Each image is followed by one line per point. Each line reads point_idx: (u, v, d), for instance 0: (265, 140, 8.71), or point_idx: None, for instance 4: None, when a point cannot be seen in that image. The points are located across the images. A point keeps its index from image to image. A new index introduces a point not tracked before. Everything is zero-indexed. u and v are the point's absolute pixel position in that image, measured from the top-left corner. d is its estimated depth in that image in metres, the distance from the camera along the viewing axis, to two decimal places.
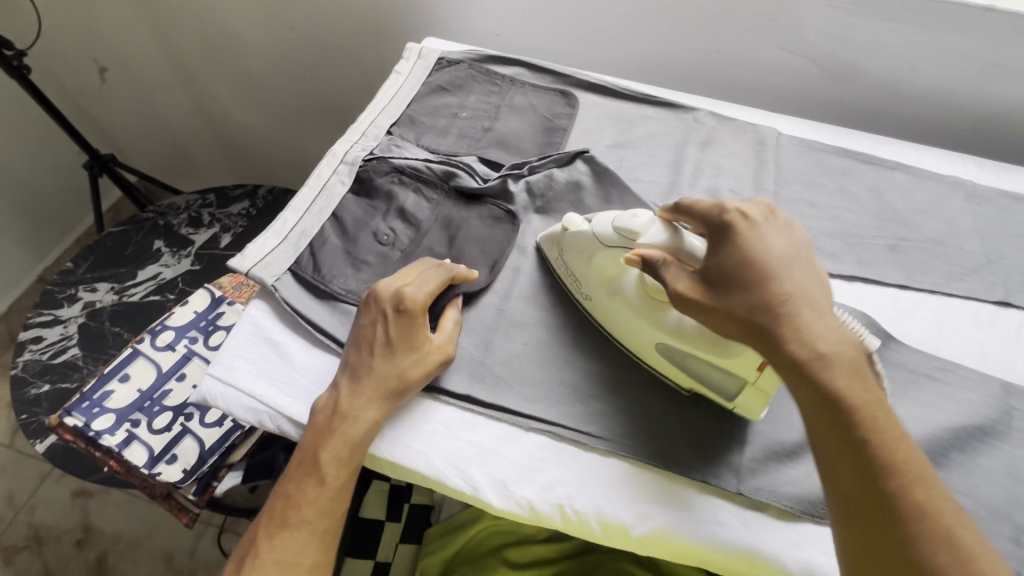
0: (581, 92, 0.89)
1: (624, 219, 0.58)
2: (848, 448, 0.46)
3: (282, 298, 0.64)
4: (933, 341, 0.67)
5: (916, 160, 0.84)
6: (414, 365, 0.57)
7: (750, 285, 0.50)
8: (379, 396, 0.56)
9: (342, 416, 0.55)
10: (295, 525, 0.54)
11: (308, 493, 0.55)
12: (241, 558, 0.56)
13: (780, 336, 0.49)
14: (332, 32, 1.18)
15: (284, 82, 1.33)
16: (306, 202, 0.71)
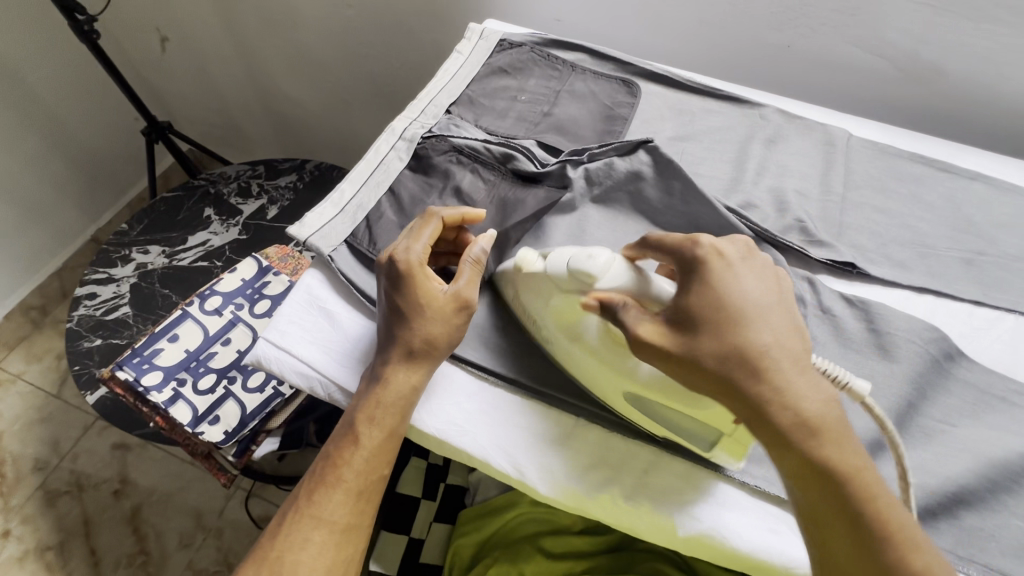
0: (644, 82, 0.87)
1: (579, 259, 0.52)
2: (837, 518, 0.43)
3: (338, 269, 0.64)
4: (1007, 362, 0.63)
5: (997, 171, 0.80)
6: (436, 314, 0.56)
7: (716, 337, 0.46)
8: (408, 359, 0.55)
9: (377, 380, 0.55)
10: (332, 484, 0.54)
11: (345, 453, 0.55)
12: (281, 513, 0.56)
13: (758, 395, 0.45)
14: (390, 12, 1.18)
15: (338, 60, 1.34)
16: (364, 176, 0.72)
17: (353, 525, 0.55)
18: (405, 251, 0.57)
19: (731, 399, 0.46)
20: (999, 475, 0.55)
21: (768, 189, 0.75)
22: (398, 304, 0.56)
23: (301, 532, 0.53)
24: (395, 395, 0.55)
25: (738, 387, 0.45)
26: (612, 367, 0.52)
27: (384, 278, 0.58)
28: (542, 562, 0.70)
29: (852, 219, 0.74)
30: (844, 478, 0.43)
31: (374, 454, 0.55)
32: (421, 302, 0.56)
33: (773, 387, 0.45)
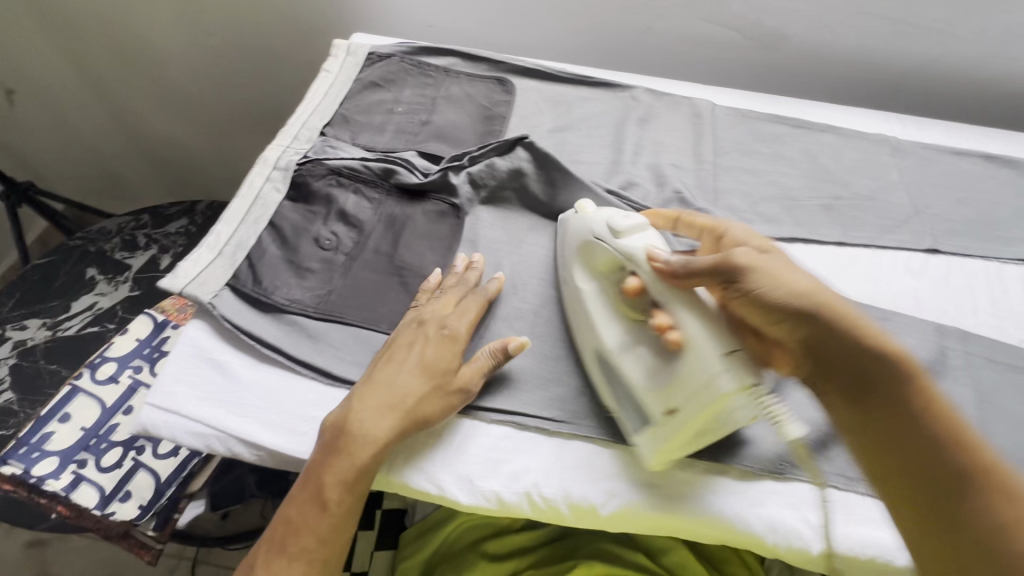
0: (518, 78, 0.89)
1: (617, 217, 0.57)
2: (899, 421, 0.46)
3: (220, 315, 0.60)
4: (872, 292, 0.69)
5: (842, 121, 0.87)
6: (447, 395, 0.55)
7: (778, 271, 0.51)
8: (396, 416, 0.53)
9: (349, 436, 0.52)
10: (292, 549, 0.51)
11: (309, 519, 0.52)
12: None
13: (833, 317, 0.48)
14: (255, 33, 1.14)
15: (209, 89, 1.27)
16: (240, 213, 0.68)
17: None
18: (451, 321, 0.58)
19: (804, 312, 0.49)
20: None
21: (647, 166, 0.79)
22: (428, 371, 0.55)
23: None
24: (369, 454, 0.52)
25: (803, 303, 0.49)
26: (602, 320, 0.57)
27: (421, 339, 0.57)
28: (489, 568, 0.69)
29: (725, 183, 0.78)
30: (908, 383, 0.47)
31: (338, 517, 0.52)
32: (444, 377, 0.55)
33: (834, 304, 0.49)
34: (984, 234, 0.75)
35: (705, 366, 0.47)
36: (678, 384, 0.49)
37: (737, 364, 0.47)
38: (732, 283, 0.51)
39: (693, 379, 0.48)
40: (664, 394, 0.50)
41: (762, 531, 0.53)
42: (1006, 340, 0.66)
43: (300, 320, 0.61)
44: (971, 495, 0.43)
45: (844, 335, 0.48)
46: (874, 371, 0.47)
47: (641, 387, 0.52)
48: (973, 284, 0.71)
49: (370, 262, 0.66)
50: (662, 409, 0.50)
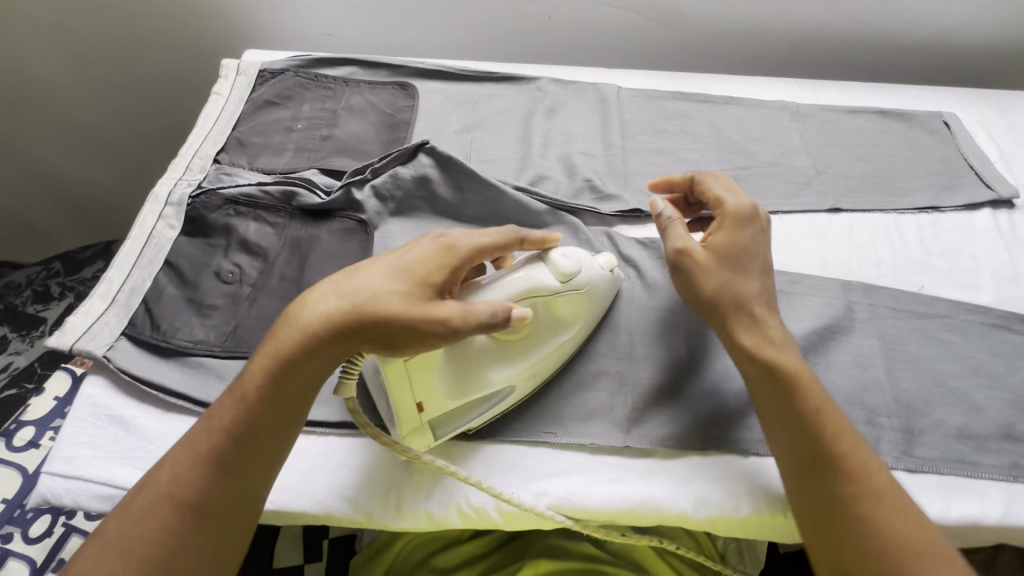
0: (421, 81, 0.87)
1: (553, 262, 0.55)
2: (782, 409, 0.50)
3: (118, 368, 0.57)
4: (782, 258, 0.71)
5: (745, 91, 0.89)
6: (414, 288, 0.49)
7: (710, 269, 0.55)
8: (349, 308, 0.48)
9: (298, 319, 0.49)
10: (196, 452, 0.47)
11: (223, 419, 0.48)
12: (132, 493, 0.47)
13: (743, 323, 0.53)
14: (140, 40, 1.07)
15: (99, 114, 1.17)
16: (132, 256, 0.65)
17: (215, 506, 0.46)
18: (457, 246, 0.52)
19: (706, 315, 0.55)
20: None
21: (557, 158, 0.79)
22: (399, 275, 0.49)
23: (149, 506, 0.45)
24: (306, 354, 0.48)
25: (705, 306, 0.55)
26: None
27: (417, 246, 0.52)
28: None
29: (635, 166, 0.79)
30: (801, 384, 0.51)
31: (256, 419, 0.48)
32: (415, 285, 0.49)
33: (734, 312, 0.54)
34: (882, 188, 0.78)
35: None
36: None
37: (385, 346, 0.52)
38: (682, 274, 0.56)
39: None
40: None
41: (692, 509, 0.54)
42: (907, 288, 0.69)
43: (206, 361, 0.59)
44: (845, 482, 0.48)
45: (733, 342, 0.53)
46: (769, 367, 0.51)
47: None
48: (874, 238, 0.74)
49: (277, 291, 0.64)
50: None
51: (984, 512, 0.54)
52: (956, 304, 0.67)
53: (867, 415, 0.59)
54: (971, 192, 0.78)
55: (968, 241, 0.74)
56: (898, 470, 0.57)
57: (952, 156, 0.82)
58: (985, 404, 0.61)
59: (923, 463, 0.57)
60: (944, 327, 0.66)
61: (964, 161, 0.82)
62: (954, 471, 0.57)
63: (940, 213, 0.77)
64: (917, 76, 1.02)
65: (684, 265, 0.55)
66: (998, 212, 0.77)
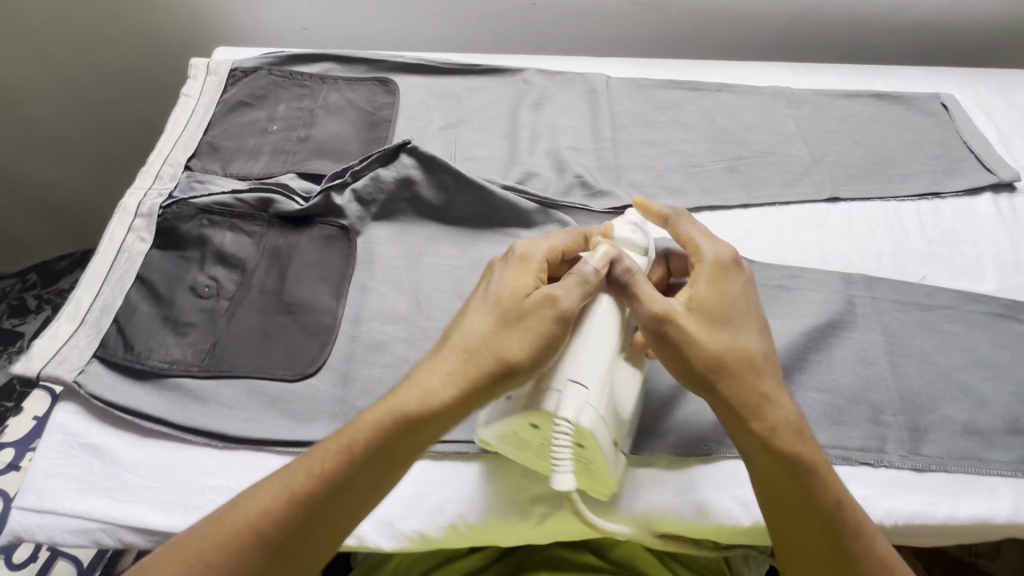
0: (401, 76, 0.83)
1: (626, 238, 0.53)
2: (783, 494, 0.46)
3: (89, 394, 0.54)
4: (780, 251, 0.69)
5: (737, 78, 0.86)
6: (541, 326, 0.45)
7: (701, 333, 0.47)
8: (463, 349, 0.46)
9: (410, 380, 0.45)
10: (296, 505, 0.42)
11: (311, 476, 0.42)
12: (192, 534, 0.41)
13: (742, 401, 0.46)
14: (104, 33, 1.01)
15: (61, 112, 1.09)
16: (101, 272, 0.61)
17: (289, 559, 0.42)
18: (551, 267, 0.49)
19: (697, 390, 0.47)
20: (790, 357, 0.60)
21: (545, 153, 0.76)
22: (510, 315, 0.46)
23: (235, 552, 0.41)
24: (426, 409, 0.44)
25: (696, 378, 0.47)
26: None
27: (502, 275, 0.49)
28: None
29: (626, 159, 0.76)
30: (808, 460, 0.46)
31: (366, 477, 0.43)
32: (538, 317, 0.45)
33: (735, 385, 0.46)
34: (880, 175, 0.76)
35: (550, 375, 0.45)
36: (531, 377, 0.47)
37: (574, 395, 0.44)
38: (662, 341, 0.47)
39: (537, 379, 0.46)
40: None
41: (693, 518, 0.52)
42: (908, 279, 0.67)
43: (184, 382, 0.56)
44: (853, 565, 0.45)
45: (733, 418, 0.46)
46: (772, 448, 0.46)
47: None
48: (874, 228, 0.71)
49: (257, 304, 0.61)
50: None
51: (995, 510, 0.53)
52: (959, 294, 0.65)
53: (871, 413, 0.58)
54: (971, 177, 0.76)
55: (969, 228, 0.72)
56: (904, 470, 0.55)
57: (951, 139, 0.80)
58: (991, 397, 0.59)
59: (929, 462, 0.55)
60: (947, 319, 0.64)
61: (963, 144, 0.79)
62: (961, 469, 0.55)
63: (939, 199, 0.75)
64: (911, 56, 0.99)
65: (676, 333, 0.46)
66: (998, 196, 0.75)
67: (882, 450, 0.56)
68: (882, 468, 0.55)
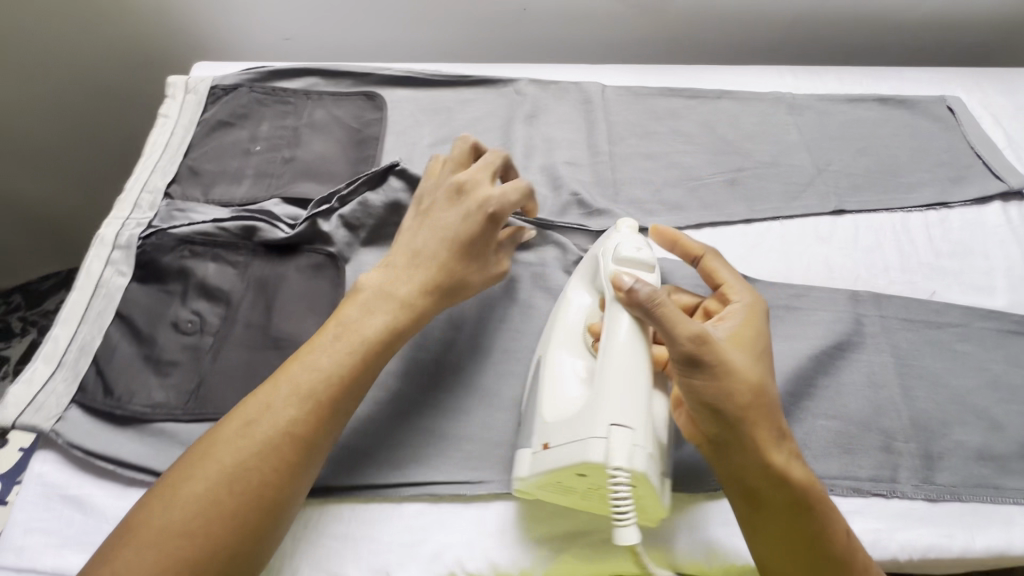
0: (389, 89, 0.80)
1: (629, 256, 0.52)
2: (800, 528, 0.45)
3: (68, 443, 0.52)
4: (785, 269, 0.67)
5: (737, 84, 0.84)
6: (472, 268, 0.55)
7: (740, 359, 0.46)
8: (417, 273, 0.54)
9: (369, 296, 0.53)
10: (317, 405, 0.47)
11: (291, 398, 0.47)
12: (227, 462, 0.44)
13: (771, 427, 0.45)
14: (78, 39, 0.97)
15: (35, 121, 1.04)
16: (79, 310, 0.59)
17: (263, 487, 0.44)
18: (490, 192, 0.56)
19: (720, 421, 0.45)
20: (798, 383, 0.58)
21: (540, 169, 0.73)
22: (459, 237, 0.55)
23: (264, 444, 0.45)
24: (403, 305, 0.52)
25: (723, 409, 0.45)
26: (563, 331, 0.53)
27: (446, 209, 0.56)
28: None
29: (624, 174, 0.73)
30: (821, 502, 0.45)
31: (366, 369, 0.50)
32: (483, 234, 0.55)
33: (762, 422, 0.45)
34: (887, 184, 0.74)
35: (589, 423, 0.44)
36: (570, 427, 0.45)
37: (620, 440, 0.43)
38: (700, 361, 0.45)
39: (578, 428, 0.45)
40: (555, 427, 0.47)
41: (729, 557, 0.50)
42: (918, 295, 0.65)
43: (167, 426, 0.54)
44: None
45: (757, 451, 0.45)
46: (786, 486, 0.45)
47: (543, 414, 0.48)
48: (881, 241, 0.69)
49: (243, 340, 0.59)
50: (542, 442, 0.47)
51: (1012, 542, 0.51)
52: (970, 311, 0.63)
53: (883, 440, 0.56)
54: (980, 185, 0.73)
55: (979, 239, 0.69)
56: (918, 501, 0.53)
57: (959, 145, 0.77)
58: (1005, 421, 0.57)
59: (943, 491, 0.54)
60: (958, 338, 0.62)
61: (971, 149, 0.77)
62: (976, 498, 0.53)
63: (948, 209, 0.72)
64: (915, 56, 0.97)
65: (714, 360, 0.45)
66: (1008, 205, 0.72)
67: (894, 480, 0.54)
68: (895, 498, 0.53)
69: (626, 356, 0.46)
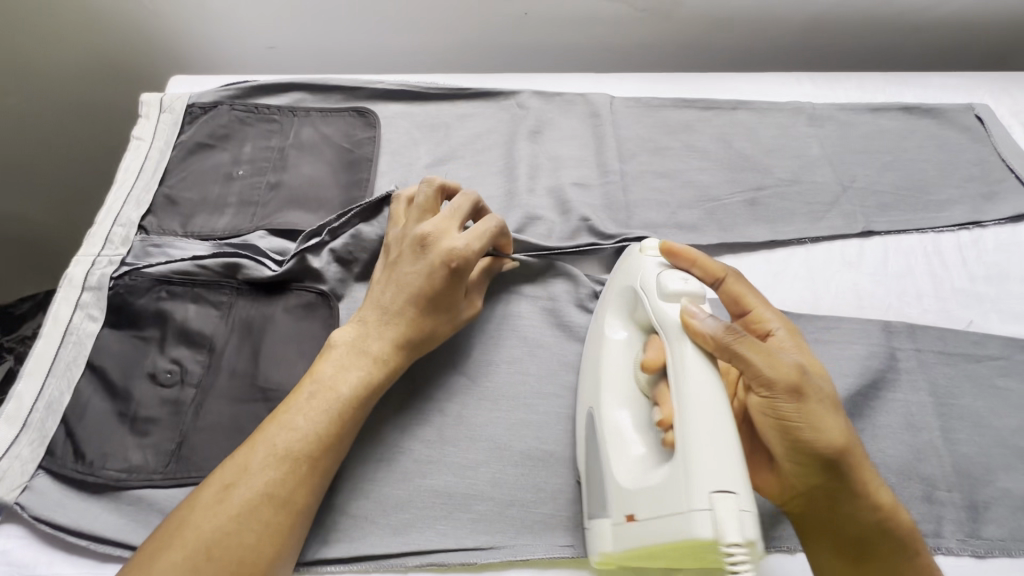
0: (381, 104, 0.74)
1: (675, 285, 0.46)
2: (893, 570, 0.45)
3: (34, 517, 0.47)
4: (812, 298, 0.62)
5: (754, 93, 0.79)
6: (431, 323, 0.52)
7: (833, 398, 0.44)
8: (386, 325, 0.51)
9: (337, 349, 0.51)
10: (298, 465, 0.45)
11: (268, 454, 0.45)
12: (205, 526, 0.42)
13: (867, 470, 0.45)
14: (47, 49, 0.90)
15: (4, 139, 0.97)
16: (45, 362, 0.53)
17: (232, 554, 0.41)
18: (454, 244, 0.52)
19: (832, 471, 0.44)
20: None
21: (547, 191, 0.68)
22: (425, 292, 0.51)
23: (239, 508, 0.43)
24: (377, 361, 0.50)
25: (834, 458, 0.43)
26: (613, 383, 0.50)
27: (409, 263, 0.53)
28: None
29: (637, 195, 0.69)
30: (918, 548, 0.45)
31: (343, 426, 0.48)
32: (444, 289, 0.52)
33: (865, 465, 0.45)
34: (915, 202, 0.69)
35: (684, 494, 0.38)
36: (658, 498, 0.40)
37: (726, 509, 0.37)
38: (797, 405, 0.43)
39: (671, 498, 0.39)
40: (640, 495, 0.42)
41: None
42: (954, 325, 0.61)
43: (146, 493, 0.49)
44: None
45: (863, 497, 0.45)
46: (888, 532, 0.45)
47: (618, 479, 0.44)
48: (912, 266, 0.65)
49: (228, 391, 0.54)
50: (626, 512, 0.43)
51: None
52: (1010, 342, 0.59)
53: (925, 489, 0.52)
54: (1014, 201, 0.69)
55: (1016, 261, 0.65)
56: (964, 557, 0.50)
57: (989, 158, 0.73)
58: None
59: (992, 546, 0.50)
60: (999, 372, 0.58)
61: (1002, 162, 0.73)
62: None
63: (981, 228, 0.68)
64: (935, 60, 0.92)
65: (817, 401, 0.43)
66: None
67: (939, 534, 0.50)
68: (940, 555, 0.49)
69: (711, 416, 0.39)
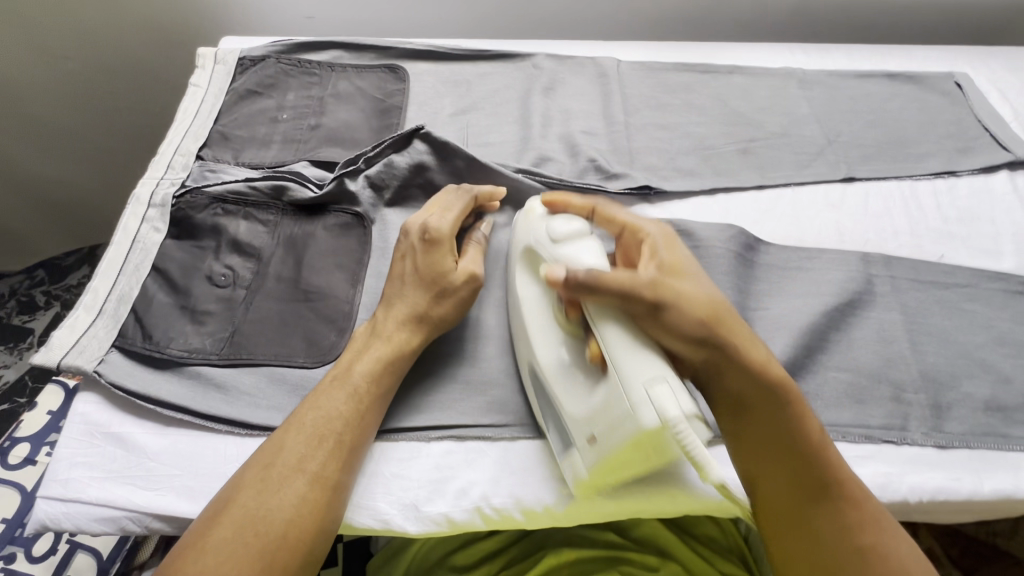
0: (410, 62, 0.82)
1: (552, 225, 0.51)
2: (785, 449, 0.47)
3: (109, 383, 0.54)
4: (796, 233, 0.69)
5: (749, 60, 0.86)
6: (438, 295, 0.54)
7: (688, 287, 0.47)
8: (412, 293, 0.54)
9: (397, 273, 0.56)
10: (400, 355, 0.52)
11: (372, 351, 0.52)
12: (330, 412, 0.48)
13: (737, 338, 0.48)
14: (116, 23, 0.98)
15: (74, 107, 1.06)
16: (116, 263, 0.61)
17: (351, 433, 0.48)
18: (426, 219, 0.57)
19: (709, 343, 0.46)
20: (812, 335, 0.60)
21: (558, 138, 0.75)
22: (420, 270, 0.55)
23: (362, 393, 0.50)
24: (420, 315, 0.54)
25: (705, 333, 0.46)
26: (540, 329, 0.53)
27: (401, 252, 0.57)
28: None
29: (640, 142, 0.76)
30: (791, 401, 0.48)
31: (422, 332, 0.54)
32: (433, 258, 0.55)
33: (737, 326, 0.48)
34: (896, 154, 0.76)
35: (624, 395, 0.42)
36: (604, 413, 0.44)
37: (662, 394, 0.40)
38: (661, 309, 0.45)
39: (617, 408, 0.43)
40: (591, 419, 0.46)
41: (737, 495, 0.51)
42: (926, 257, 0.67)
43: (203, 371, 0.56)
44: (862, 527, 0.46)
45: (740, 361, 0.47)
46: (768, 396, 0.47)
47: (570, 410, 0.48)
48: (890, 208, 0.71)
49: (274, 292, 0.61)
50: (588, 436, 0.46)
51: (1018, 485, 0.53)
52: (978, 272, 0.65)
53: (893, 391, 0.58)
54: (987, 155, 0.75)
55: (987, 206, 0.71)
56: (927, 447, 0.55)
57: (966, 118, 0.79)
58: (1012, 374, 0.59)
59: (953, 438, 0.56)
60: (966, 297, 0.64)
61: (977, 122, 0.79)
62: (984, 445, 0.55)
63: (956, 178, 0.74)
64: (922, 36, 0.99)
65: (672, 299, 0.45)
66: (1015, 174, 0.74)
67: (905, 428, 0.56)
68: (906, 446, 0.55)
69: (617, 337, 0.44)
